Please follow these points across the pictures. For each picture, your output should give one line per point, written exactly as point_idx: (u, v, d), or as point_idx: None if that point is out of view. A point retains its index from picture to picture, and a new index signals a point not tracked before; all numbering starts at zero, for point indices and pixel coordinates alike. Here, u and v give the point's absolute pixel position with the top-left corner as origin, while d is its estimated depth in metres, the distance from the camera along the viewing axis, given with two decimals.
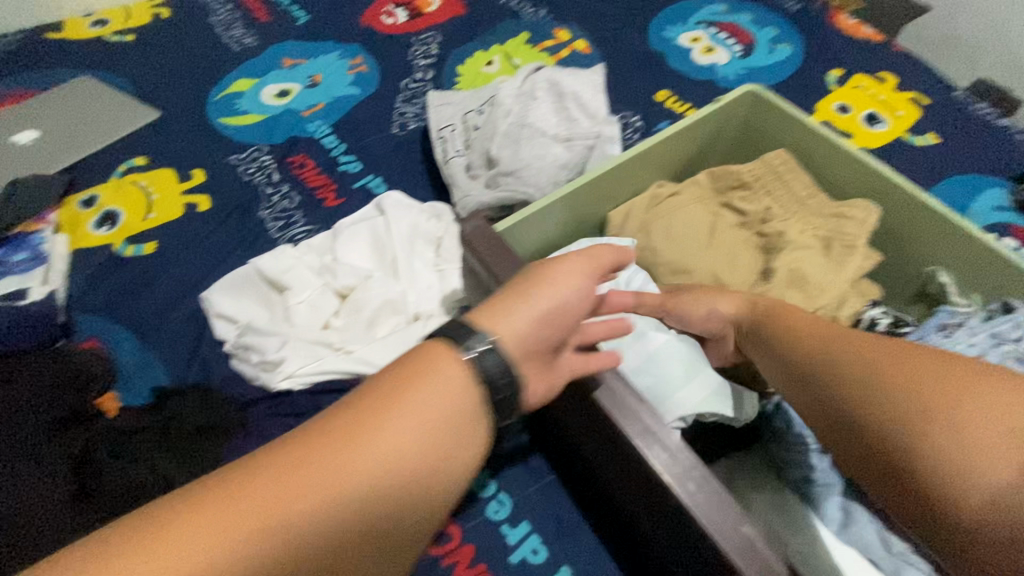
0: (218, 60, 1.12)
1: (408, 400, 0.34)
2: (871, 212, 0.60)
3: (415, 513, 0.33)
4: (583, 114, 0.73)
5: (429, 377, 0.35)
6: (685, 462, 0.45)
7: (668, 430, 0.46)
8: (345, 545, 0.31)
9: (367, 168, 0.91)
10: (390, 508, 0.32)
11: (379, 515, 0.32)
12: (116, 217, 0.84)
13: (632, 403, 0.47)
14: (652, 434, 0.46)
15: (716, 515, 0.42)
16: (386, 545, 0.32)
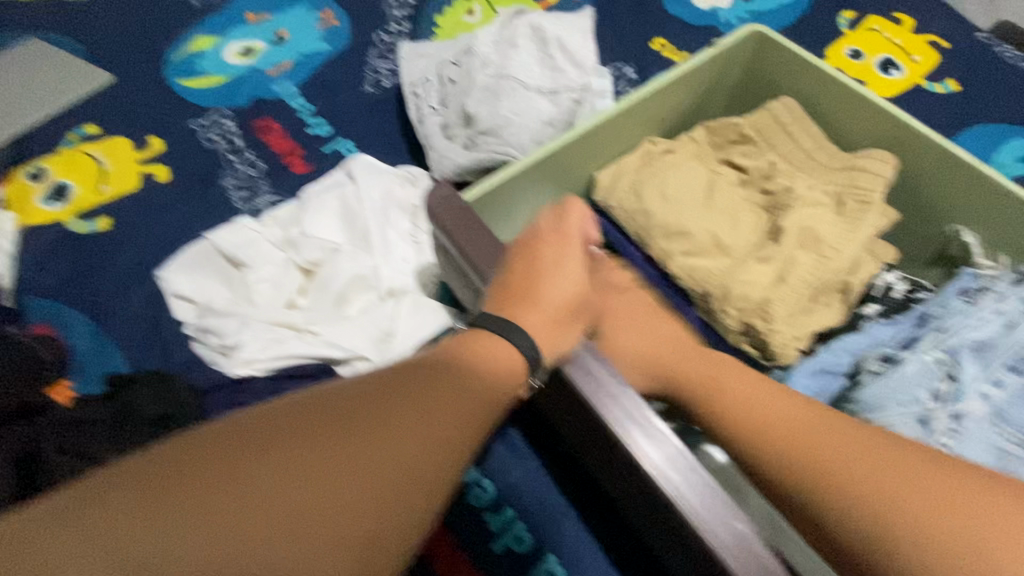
0: (176, 15, 1.03)
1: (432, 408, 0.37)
2: (888, 164, 0.53)
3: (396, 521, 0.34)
4: (569, 64, 0.66)
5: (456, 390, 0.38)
6: (671, 452, 0.40)
7: (653, 416, 0.41)
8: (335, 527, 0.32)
9: (338, 131, 0.84)
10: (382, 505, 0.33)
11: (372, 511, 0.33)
12: (68, 191, 0.77)
13: (611, 387, 0.42)
14: (633, 421, 0.41)
15: (708, 508, 0.38)
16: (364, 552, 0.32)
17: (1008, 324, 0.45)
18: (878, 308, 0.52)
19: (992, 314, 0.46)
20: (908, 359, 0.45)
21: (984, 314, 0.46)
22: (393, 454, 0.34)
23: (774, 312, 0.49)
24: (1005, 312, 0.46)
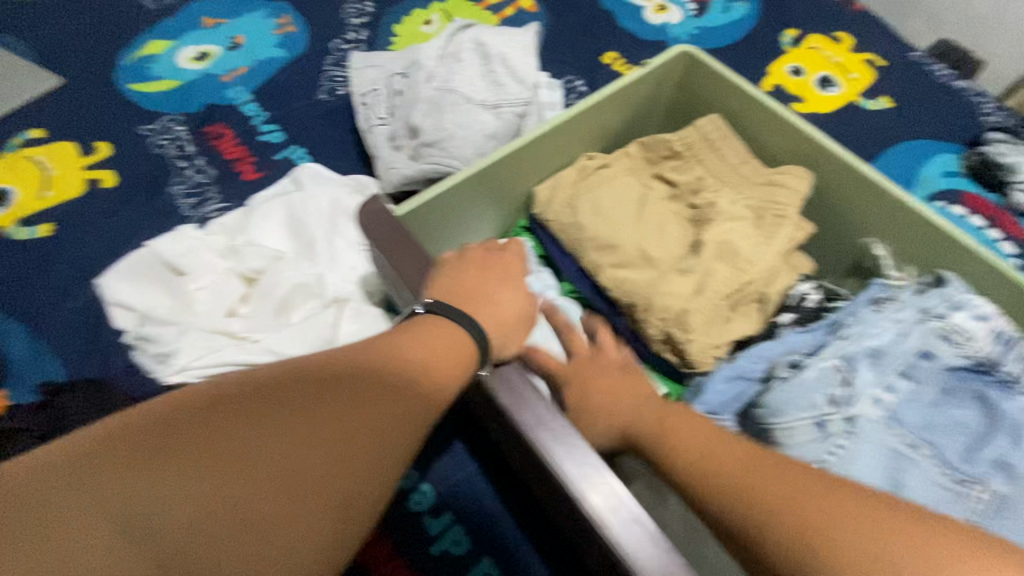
0: (131, 18, 1.02)
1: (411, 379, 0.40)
2: (803, 180, 0.57)
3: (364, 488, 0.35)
4: (512, 78, 0.68)
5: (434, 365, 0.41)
6: (577, 451, 0.42)
7: (562, 419, 0.43)
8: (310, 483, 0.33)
9: (290, 139, 0.85)
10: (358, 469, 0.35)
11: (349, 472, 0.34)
12: (8, 197, 0.76)
13: (524, 392, 0.44)
14: (544, 424, 0.43)
15: (615, 504, 0.40)
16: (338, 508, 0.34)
17: (902, 333, 0.48)
18: (793, 317, 0.55)
19: (890, 322, 0.49)
20: (810, 365, 0.48)
21: (883, 322, 0.49)
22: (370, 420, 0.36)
23: (692, 321, 0.51)
24: (901, 322, 0.49)
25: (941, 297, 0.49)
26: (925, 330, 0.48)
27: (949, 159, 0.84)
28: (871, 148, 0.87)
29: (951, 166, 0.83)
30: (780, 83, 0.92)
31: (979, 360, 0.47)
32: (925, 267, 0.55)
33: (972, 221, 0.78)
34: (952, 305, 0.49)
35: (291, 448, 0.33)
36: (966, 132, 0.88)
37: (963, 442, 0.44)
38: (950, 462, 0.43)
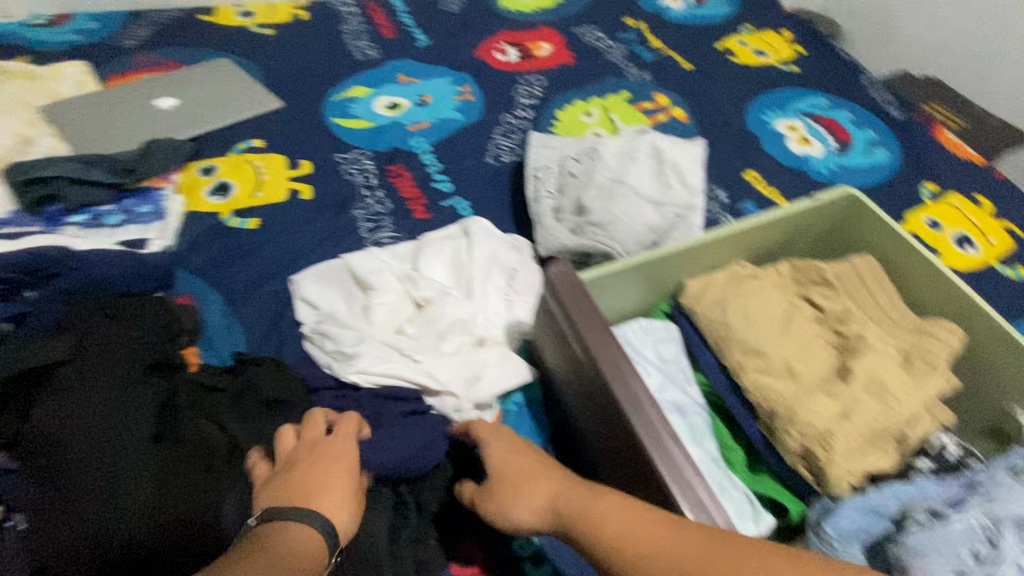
0: (342, 65, 1.21)
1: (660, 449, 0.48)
2: (955, 336, 0.60)
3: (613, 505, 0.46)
4: (680, 183, 0.75)
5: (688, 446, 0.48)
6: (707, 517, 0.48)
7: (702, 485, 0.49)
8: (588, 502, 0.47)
9: (457, 190, 0.97)
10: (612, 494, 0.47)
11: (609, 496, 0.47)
12: (228, 189, 0.92)
13: (671, 450, 0.51)
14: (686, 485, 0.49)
15: None
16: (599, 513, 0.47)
17: None
18: (930, 465, 0.56)
19: None
20: (955, 518, 0.48)
21: None
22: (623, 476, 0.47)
23: (834, 443, 0.54)
24: None
25: None
26: None
27: None
28: (1006, 311, 0.87)
29: None
30: (916, 231, 0.96)
31: None
32: None
33: None
34: None
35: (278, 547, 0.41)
36: None
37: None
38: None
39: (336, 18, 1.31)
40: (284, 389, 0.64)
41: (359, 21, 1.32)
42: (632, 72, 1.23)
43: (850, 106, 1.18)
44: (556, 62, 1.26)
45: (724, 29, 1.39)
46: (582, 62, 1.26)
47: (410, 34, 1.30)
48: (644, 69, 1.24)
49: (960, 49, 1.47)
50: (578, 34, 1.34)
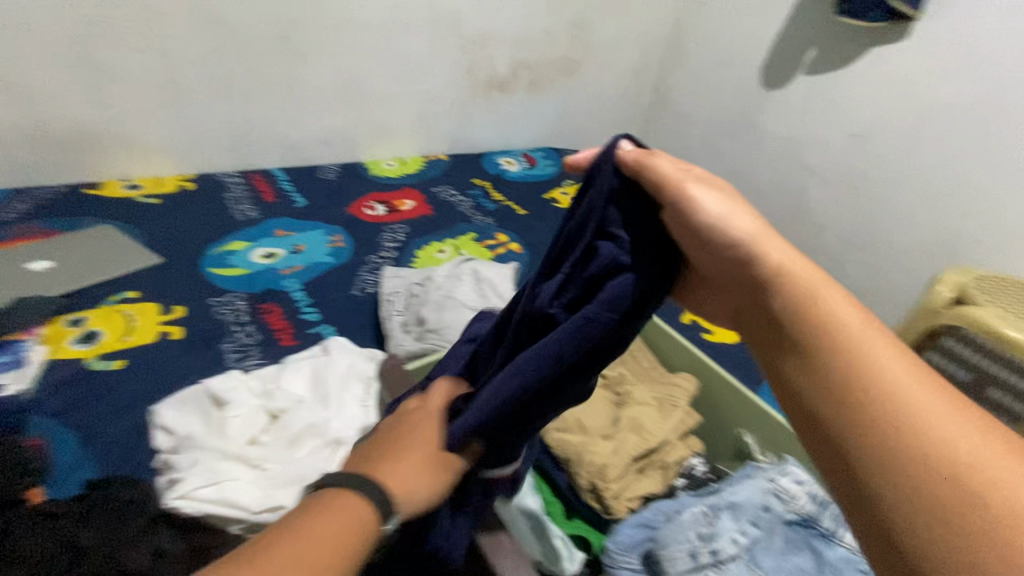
0: (225, 224, 1.38)
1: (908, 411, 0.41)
2: (691, 383, 0.83)
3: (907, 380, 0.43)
4: (495, 293, 0.97)
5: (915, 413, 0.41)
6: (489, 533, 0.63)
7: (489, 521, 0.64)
8: (867, 378, 0.44)
9: (323, 318, 1.11)
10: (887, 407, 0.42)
11: (883, 405, 0.42)
12: (96, 337, 0.99)
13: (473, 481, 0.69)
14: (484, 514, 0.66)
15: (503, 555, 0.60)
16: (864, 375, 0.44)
17: (750, 493, 0.65)
18: (684, 482, 0.74)
19: (744, 485, 0.66)
20: (684, 512, 0.65)
21: (738, 485, 0.67)
22: (910, 393, 0.42)
23: (609, 474, 0.70)
24: (752, 486, 0.66)
25: (781, 470, 0.67)
26: (766, 491, 0.65)
27: None
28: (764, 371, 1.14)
29: None
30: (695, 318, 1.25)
31: (807, 517, 0.63)
32: (778, 453, 0.79)
33: None
34: (788, 475, 0.66)
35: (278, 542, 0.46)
36: None
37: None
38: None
39: (221, 188, 1.51)
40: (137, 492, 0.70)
41: (243, 189, 1.52)
42: (478, 218, 1.53)
43: None
44: (417, 212, 1.53)
45: (551, 184, 1.79)
46: (438, 212, 1.55)
47: (289, 197, 1.53)
48: (488, 216, 1.55)
49: None
50: (436, 192, 1.65)
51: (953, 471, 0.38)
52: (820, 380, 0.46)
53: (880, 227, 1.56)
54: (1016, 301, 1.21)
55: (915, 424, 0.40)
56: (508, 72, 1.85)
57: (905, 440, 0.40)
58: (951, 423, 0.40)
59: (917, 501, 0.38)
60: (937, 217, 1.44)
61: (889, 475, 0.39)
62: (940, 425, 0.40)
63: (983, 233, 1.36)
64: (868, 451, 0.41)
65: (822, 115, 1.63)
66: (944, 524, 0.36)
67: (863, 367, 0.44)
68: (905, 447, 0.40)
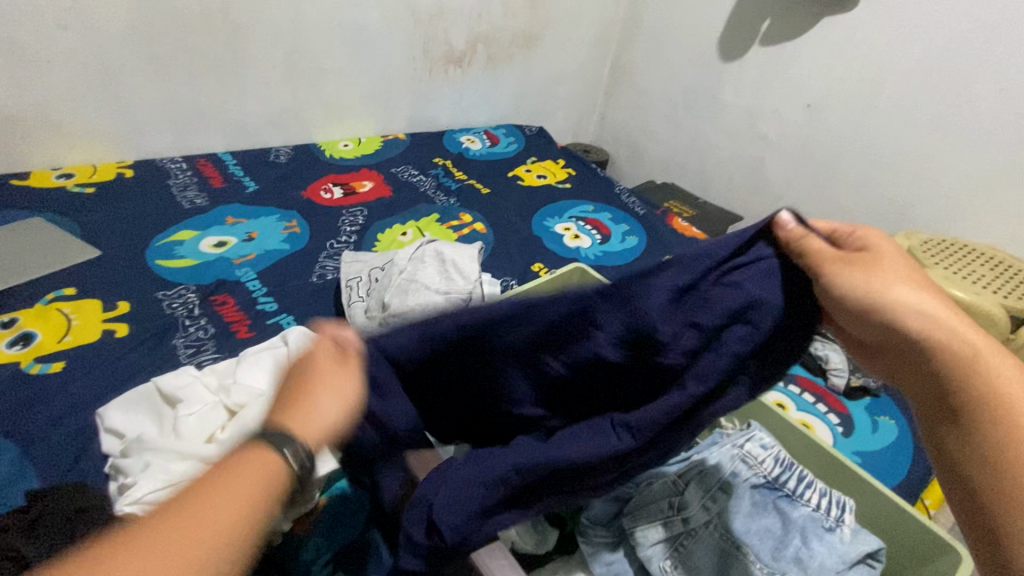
0: (169, 213, 1.29)
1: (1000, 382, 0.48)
2: None
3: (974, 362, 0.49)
4: (459, 274, 0.95)
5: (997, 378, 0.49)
6: None
7: None
8: (954, 360, 0.50)
9: (282, 308, 1.07)
10: (970, 386, 0.49)
11: (968, 387, 0.49)
12: (31, 338, 0.92)
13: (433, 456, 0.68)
14: None
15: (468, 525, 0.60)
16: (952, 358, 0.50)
17: (716, 460, 0.67)
18: None
19: (710, 454, 0.68)
20: (658, 480, 0.65)
21: (706, 453, 0.68)
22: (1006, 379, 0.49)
23: None
24: (718, 455, 0.67)
25: (746, 436, 0.69)
26: (731, 457, 0.67)
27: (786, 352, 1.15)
28: None
29: (788, 356, 1.14)
30: None
31: (774, 479, 0.66)
32: (745, 420, 0.81)
33: (805, 398, 1.05)
34: (750, 441, 0.68)
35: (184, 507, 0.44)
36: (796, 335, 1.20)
37: (749, 544, 0.61)
38: (758, 557, 0.60)
39: (163, 174, 1.41)
40: (87, 499, 0.67)
41: (188, 175, 1.44)
42: (441, 198, 1.50)
43: (609, 209, 1.54)
44: (377, 194, 1.49)
45: (514, 162, 1.76)
46: (399, 193, 1.50)
47: (239, 181, 1.45)
48: (451, 196, 1.52)
49: (684, 164, 2.00)
50: (396, 173, 1.60)
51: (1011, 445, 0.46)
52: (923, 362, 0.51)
53: (834, 196, 1.61)
54: (961, 263, 1.27)
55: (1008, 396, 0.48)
56: (465, 46, 1.79)
57: (992, 409, 0.48)
58: (1002, 381, 0.49)
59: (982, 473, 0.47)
60: (887, 185, 1.49)
61: (971, 442, 0.48)
62: (994, 399, 0.48)
63: (929, 199, 1.42)
64: (967, 421, 0.49)
65: (778, 86, 1.65)
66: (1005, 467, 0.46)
67: (940, 347, 0.50)
68: (1000, 423, 0.47)
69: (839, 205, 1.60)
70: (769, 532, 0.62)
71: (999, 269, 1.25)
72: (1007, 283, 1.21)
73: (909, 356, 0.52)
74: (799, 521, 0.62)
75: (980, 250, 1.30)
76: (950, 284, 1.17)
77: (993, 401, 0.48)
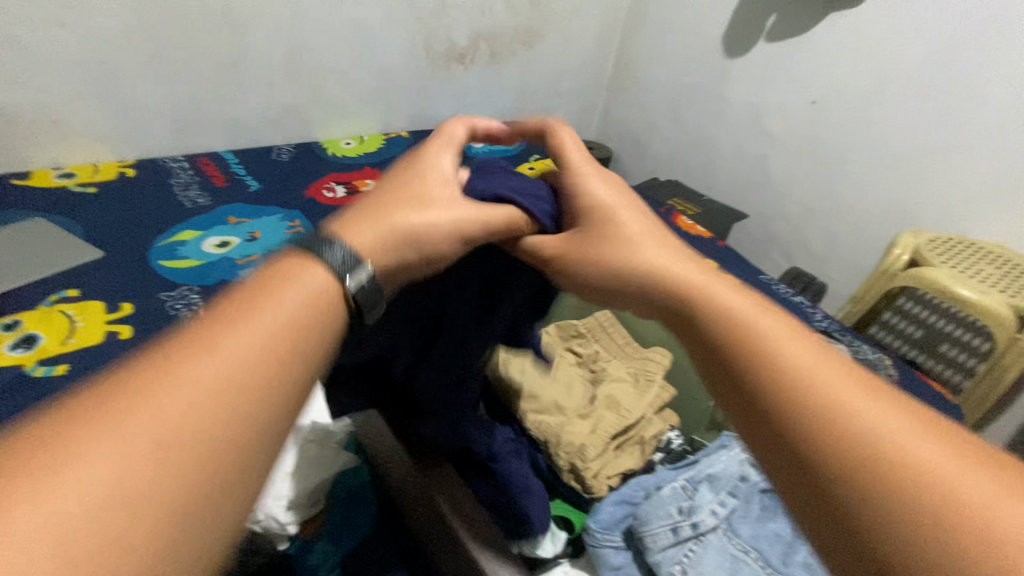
0: (170, 212, 1.29)
1: (840, 394, 0.38)
2: (664, 359, 0.84)
3: (818, 363, 0.40)
4: None
5: (842, 387, 0.38)
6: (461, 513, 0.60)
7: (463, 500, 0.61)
8: (789, 377, 0.40)
9: None
10: (811, 399, 0.38)
11: (810, 403, 0.38)
12: (36, 340, 0.92)
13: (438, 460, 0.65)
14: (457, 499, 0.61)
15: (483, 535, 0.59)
16: (774, 374, 0.40)
17: (726, 468, 0.66)
18: (662, 456, 0.76)
19: (719, 464, 0.67)
20: (665, 488, 0.65)
21: (715, 463, 0.67)
22: (844, 386, 0.38)
23: (588, 452, 0.70)
24: (727, 463, 0.67)
25: None
26: (740, 463, 0.66)
27: None
28: None
29: None
30: None
31: None
32: None
33: None
34: None
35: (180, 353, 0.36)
36: None
37: (754, 546, 0.60)
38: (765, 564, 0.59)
39: (165, 173, 1.41)
40: None
41: (190, 173, 1.43)
42: None
43: None
44: None
45: (516, 160, 1.75)
46: None
47: (241, 180, 1.45)
48: None
49: (688, 160, 1.99)
50: None
51: (861, 468, 0.34)
52: (746, 386, 0.42)
53: (838, 193, 1.60)
54: (968, 261, 1.26)
55: (842, 406, 0.37)
56: (467, 43, 1.77)
57: (834, 422, 0.37)
58: (841, 390, 0.38)
59: (826, 514, 0.35)
60: (893, 183, 1.48)
61: (804, 477, 0.37)
62: (847, 405, 0.37)
63: (936, 197, 1.41)
64: (799, 448, 0.37)
65: (783, 83, 1.63)
66: (875, 493, 0.33)
67: (780, 354, 0.41)
68: (846, 438, 0.36)
69: (842, 203, 1.59)
70: (777, 537, 0.61)
71: (1004, 267, 1.24)
72: (1015, 282, 1.20)
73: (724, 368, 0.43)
74: (807, 526, 0.61)
75: (986, 248, 1.29)
76: (957, 284, 1.17)
77: (812, 385, 0.39)
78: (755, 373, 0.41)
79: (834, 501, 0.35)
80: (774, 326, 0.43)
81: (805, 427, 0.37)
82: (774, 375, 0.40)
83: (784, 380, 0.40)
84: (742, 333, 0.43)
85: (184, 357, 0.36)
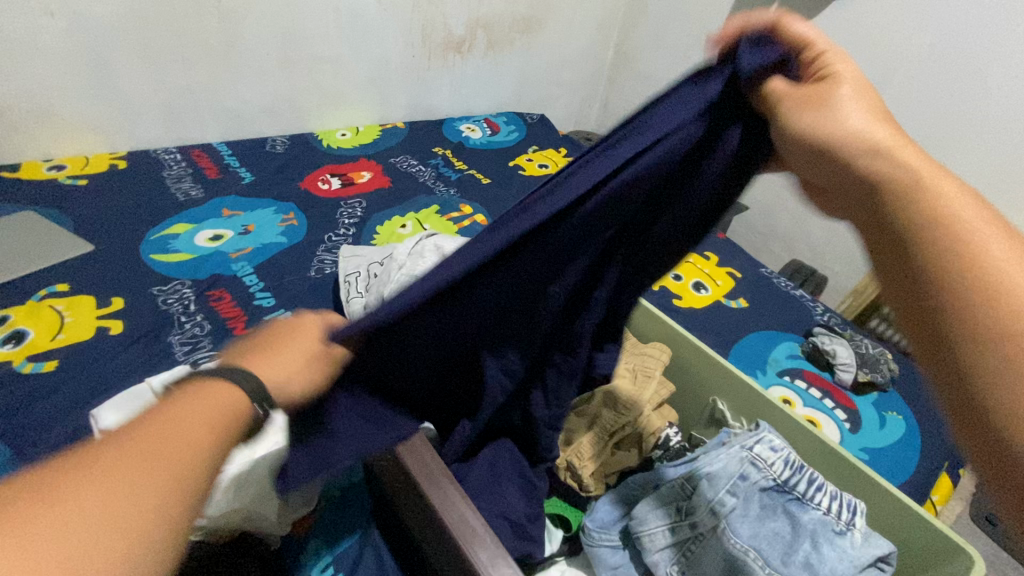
0: (163, 205, 1.27)
1: (987, 264, 0.39)
2: (663, 354, 0.82)
3: (975, 228, 0.41)
4: None
5: (991, 259, 0.39)
6: (452, 514, 0.57)
7: (455, 501, 0.59)
8: (943, 235, 0.41)
9: (279, 303, 1.05)
10: (959, 259, 0.40)
11: (954, 266, 0.40)
12: (24, 336, 0.90)
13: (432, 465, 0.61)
14: (448, 500, 0.58)
15: (479, 536, 0.56)
16: (945, 227, 0.41)
17: (727, 465, 0.63)
18: (660, 452, 0.74)
19: (719, 461, 0.64)
20: (662, 486, 0.63)
21: (715, 459, 0.64)
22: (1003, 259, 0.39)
23: (584, 452, 0.70)
24: (728, 460, 0.64)
25: (756, 437, 0.65)
26: (740, 460, 0.64)
27: (792, 345, 1.13)
28: (734, 333, 1.15)
29: (793, 350, 1.12)
30: (665, 285, 1.24)
31: (784, 481, 0.63)
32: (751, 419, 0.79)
33: (813, 393, 1.03)
34: (761, 441, 0.65)
35: (153, 422, 0.40)
36: (802, 327, 1.18)
37: (759, 546, 0.60)
38: (770, 565, 0.59)
39: (157, 165, 1.39)
40: None
41: (182, 165, 1.41)
42: (441, 189, 1.48)
43: None
44: (376, 183, 1.46)
45: (515, 152, 1.73)
46: (398, 183, 1.48)
47: (234, 172, 1.42)
48: (451, 187, 1.50)
49: None
50: (394, 163, 1.57)
51: (974, 332, 0.38)
52: (906, 235, 0.42)
53: None
54: None
55: (996, 270, 0.39)
56: (464, 32, 1.74)
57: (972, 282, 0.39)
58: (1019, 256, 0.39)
59: (938, 356, 0.39)
60: None
61: (940, 323, 0.39)
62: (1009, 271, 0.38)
63: None
64: (931, 295, 0.40)
65: None
66: (982, 337, 0.37)
67: (951, 213, 0.42)
68: (986, 294, 0.38)
69: None
70: (778, 537, 0.61)
71: None
72: None
73: (870, 213, 0.45)
74: (806, 525, 0.61)
75: None
76: None
77: (961, 249, 0.40)
78: (914, 224, 0.42)
79: (948, 350, 0.39)
80: (959, 191, 0.43)
81: (953, 272, 0.40)
82: (939, 235, 0.41)
83: (944, 237, 0.41)
84: (912, 184, 0.43)
85: (173, 415, 0.41)
